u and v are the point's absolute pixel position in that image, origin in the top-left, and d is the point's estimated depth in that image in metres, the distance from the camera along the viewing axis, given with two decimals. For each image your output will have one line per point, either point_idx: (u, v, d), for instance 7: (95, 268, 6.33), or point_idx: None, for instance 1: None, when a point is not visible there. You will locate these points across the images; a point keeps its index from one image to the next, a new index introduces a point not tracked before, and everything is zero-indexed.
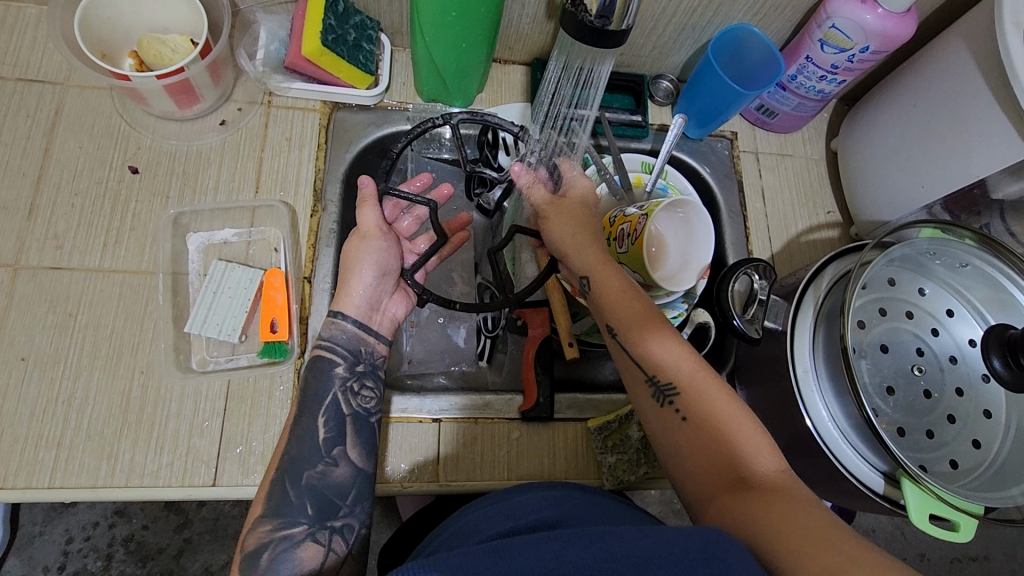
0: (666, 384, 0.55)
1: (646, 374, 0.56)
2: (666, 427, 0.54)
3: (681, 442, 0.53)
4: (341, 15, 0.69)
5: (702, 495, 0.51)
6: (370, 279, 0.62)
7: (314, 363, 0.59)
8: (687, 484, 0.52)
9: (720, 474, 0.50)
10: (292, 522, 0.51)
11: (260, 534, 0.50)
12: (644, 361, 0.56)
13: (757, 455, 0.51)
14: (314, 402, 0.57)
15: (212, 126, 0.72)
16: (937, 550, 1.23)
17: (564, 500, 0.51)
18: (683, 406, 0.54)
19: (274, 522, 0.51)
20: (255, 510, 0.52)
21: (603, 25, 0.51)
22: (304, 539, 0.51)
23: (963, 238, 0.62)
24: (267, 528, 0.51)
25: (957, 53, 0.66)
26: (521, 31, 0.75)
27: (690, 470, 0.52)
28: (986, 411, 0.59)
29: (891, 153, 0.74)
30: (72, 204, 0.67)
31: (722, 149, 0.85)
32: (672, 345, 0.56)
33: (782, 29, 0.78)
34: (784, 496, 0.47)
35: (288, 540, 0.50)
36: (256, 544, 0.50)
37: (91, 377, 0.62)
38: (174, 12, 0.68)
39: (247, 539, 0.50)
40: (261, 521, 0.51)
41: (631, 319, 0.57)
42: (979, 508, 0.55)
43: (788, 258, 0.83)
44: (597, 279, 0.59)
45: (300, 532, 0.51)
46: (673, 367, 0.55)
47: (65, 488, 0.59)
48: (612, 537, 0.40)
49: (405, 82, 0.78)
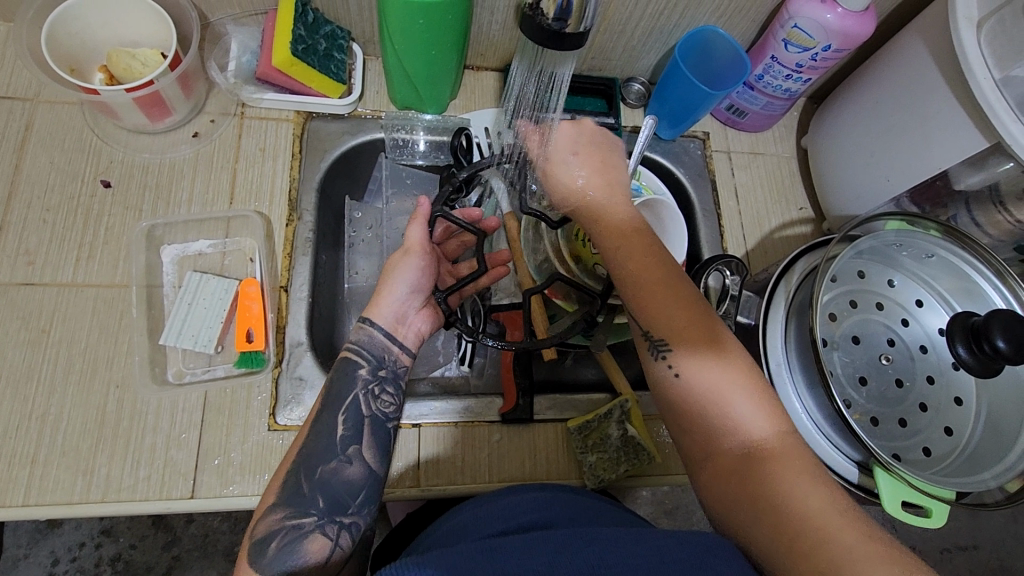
0: (658, 339, 0.54)
1: (642, 330, 0.55)
2: (659, 384, 0.54)
3: (674, 396, 0.53)
4: (311, 25, 0.69)
5: (693, 453, 0.53)
6: (403, 294, 0.61)
7: (341, 362, 0.59)
8: (678, 438, 0.54)
9: (710, 431, 0.51)
10: (303, 512, 0.51)
11: (270, 522, 0.50)
12: (639, 314, 0.56)
13: (755, 412, 0.50)
14: (336, 398, 0.57)
15: (185, 138, 0.73)
16: (928, 543, 1.23)
17: (554, 500, 0.52)
18: (675, 362, 0.53)
19: (285, 510, 0.51)
20: (269, 499, 0.51)
21: (561, 29, 0.51)
22: (312, 531, 0.50)
23: (929, 230, 0.63)
24: (278, 516, 0.50)
25: (916, 49, 0.68)
26: (492, 37, 0.76)
27: (679, 424, 0.53)
28: (956, 398, 0.59)
29: (859, 150, 0.76)
30: (44, 220, 0.67)
31: (695, 149, 0.87)
32: (669, 303, 0.55)
33: (746, 32, 0.79)
34: (777, 461, 0.48)
35: (297, 529, 0.50)
36: (267, 532, 0.50)
37: (66, 393, 0.61)
38: (145, 27, 0.68)
39: (258, 526, 0.50)
40: (274, 509, 0.51)
41: (630, 271, 0.56)
42: (950, 494, 0.55)
43: (763, 254, 0.84)
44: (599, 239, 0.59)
45: (311, 521, 0.51)
46: (666, 324, 0.54)
47: (39, 505, 0.58)
48: (604, 538, 0.40)
49: (378, 91, 0.79)
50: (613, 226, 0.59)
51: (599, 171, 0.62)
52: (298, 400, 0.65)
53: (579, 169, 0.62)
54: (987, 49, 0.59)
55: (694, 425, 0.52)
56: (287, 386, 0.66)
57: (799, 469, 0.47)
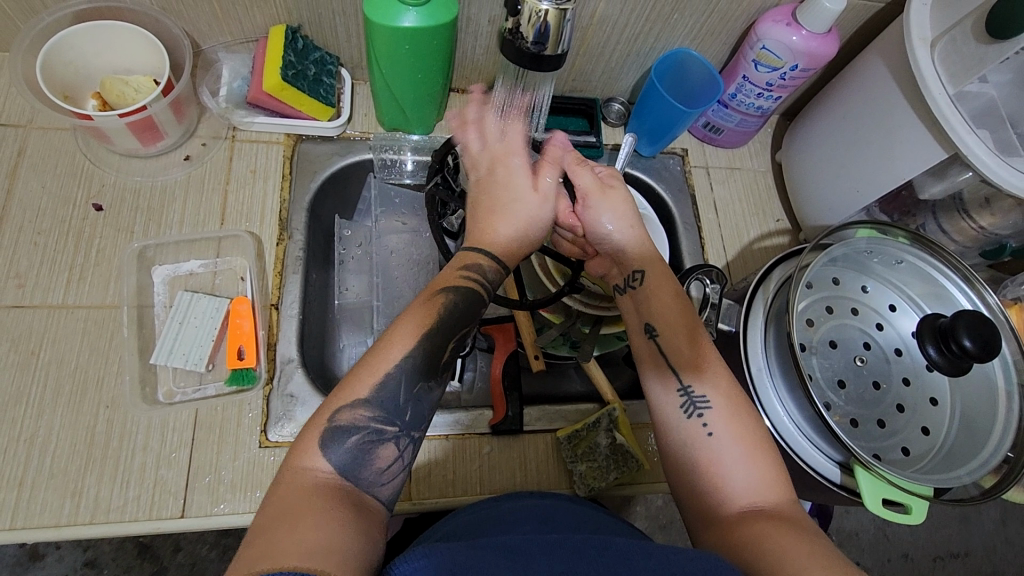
0: (699, 397, 0.54)
1: (680, 382, 0.55)
2: (689, 439, 0.53)
3: (702, 453, 0.52)
4: (301, 51, 0.72)
5: (701, 513, 0.51)
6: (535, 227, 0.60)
7: (455, 287, 0.55)
8: (687, 494, 0.53)
9: (725, 489, 0.50)
10: (388, 421, 0.49)
11: (357, 416, 0.48)
12: (680, 369, 0.56)
13: (766, 483, 0.50)
14: (452, 323, 0.54)
15: (176, 162, 0.74)
16: (921, 550, 1.24)
17: (555, 508, 0.55)
18: (712, 422, 0.53)
19: (376, 412, 0.49)
20: (358, 391, 0.49)
21: (540, 52, 0.53)
22: (391, 439, 0.49)
23: (896, 237, 0.66)
24: (364, 414, 0.48)
25: (877, 67, 0.72)
26: (476, 61, 0.79)
27: (692, 477, 0.52)
28: (931, 398, 0.61)
29: (830, 163, 0.79)
30: (35, 242, 0.67)
31: (674, 165, 0.90)
32: (710, 364, 0.56)
33: (719, 54, 0.83)
34: (784, 524, 0.47)
35: (380, 434, 0.48)
36: (349, 423, 0.48)
37: (55, 413, 0.62)
38: (138, 54, 0.70)
39: (340, 414, 0.48)
40: (362, 405, 0.48)
41: (674, 332, 0.57)
42: (928, 490, 0.57)
43: (742, 264, 0.87)
44: (647, 289, 0.59)
45: (391, 431, 0.49)
46: (709, 380, 0.55)
47: (26, 528, 0.57)
48: (618, 550, 0.41)
49: (366, 113, 0.81)
50: (662, 281, 0.59)
51: (642, 238, 0.61)
52: (289, 416, 0.66)
53: (622, 225, 0.60)
54: (941, 66, 0.63)
55: (711, 482, 0.51)
56: (278, 404, 0.66)
57: (806, 535, 0.46)
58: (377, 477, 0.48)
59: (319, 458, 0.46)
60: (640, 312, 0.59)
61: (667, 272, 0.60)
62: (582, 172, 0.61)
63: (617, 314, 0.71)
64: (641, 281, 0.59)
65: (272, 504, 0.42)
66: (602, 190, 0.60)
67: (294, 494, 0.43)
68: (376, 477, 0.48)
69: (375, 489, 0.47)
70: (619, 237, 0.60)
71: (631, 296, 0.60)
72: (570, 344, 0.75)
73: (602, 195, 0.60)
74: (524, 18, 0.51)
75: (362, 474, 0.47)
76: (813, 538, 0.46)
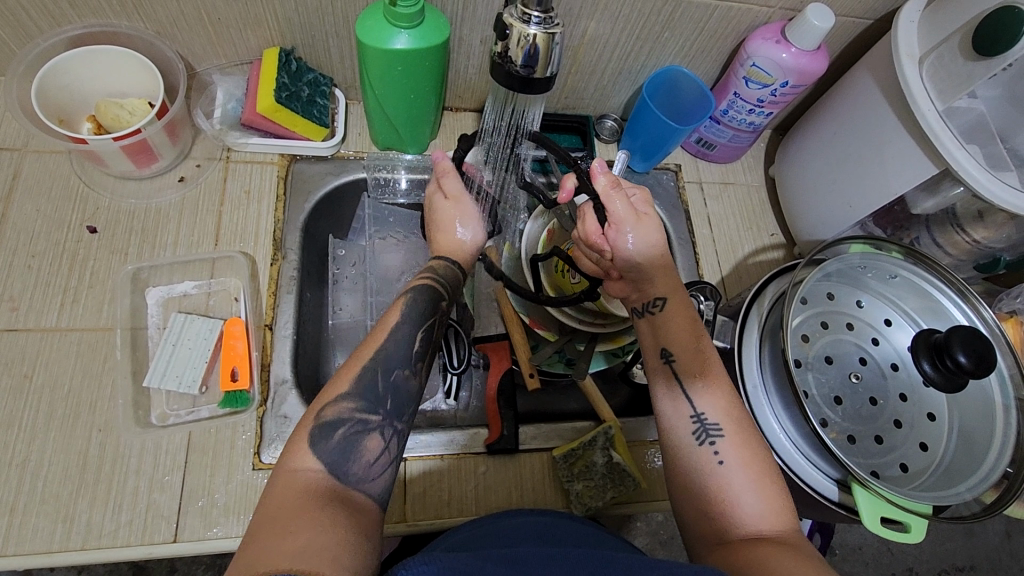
0: (712, 423, 0.54)
1: (693, 410, 0.55)
2: (699, 464, 0.53)
3: (710, 478, 0.52)
4: (295, 73, 0.72)
5: (709, 540, 0.50)
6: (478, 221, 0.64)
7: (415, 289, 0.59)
8: (692, 518, 0.52)
9: (733, 514, 0.50)
10: (371, 410, 0.51)
11: (340, 409, 0.50)
12: (695, 397, 0.55)
13: (773, 512, 0.50)
14: (415, 314, 0.57)
15: (171, 183, 0.74)
16: (926, 564, 1.23)
17: (558, 522, 0.55)
18: (723, 449, 0.53)
19: (355, 402, 0.51)
20: (341, 386, 0.51)
21: (529, 75, 0.53)
22: (374, 429, 0.50)
23: (891, 252, 0.66)
24: (348, 406, 0.50)
25: (866, 83, 0.72)
26: (469, 80, 0.80)
27: (699, 504, 0.52)
28: (929, 414, 0.61)
29: (822, 177, 0.79)
30: (29, 265, 0.68)
31: (668, 181, 0.90)
32: (724, 394, 0.55)
33: (710, 70, 0.83)
34: (794, 550, 0.46)
35: (363, 424, 0.50)
36: (336, 416, 0.49)
37: (47, 438, 0.61)
38: (133, 78, 0.71)
39: (326, 410, 0.49)
40: (345, 398, 0.50)
41: (689, 359, 0.57)
42: (927, 508, 0.56)
43: (737, 279, 0.87)
44: (667, 315, 0.59)
45: (376, 420, 0.51)
46: (723, 410, 0.54)
47: (17, 555, 0.57)
48: (616, 565, 0.40)
49: (360, 133, 0.82)
50: (681, 312, 0.59)
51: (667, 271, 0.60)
52: (283, 438, 0.65)
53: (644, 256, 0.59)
54: (929, 82, 0.64)
55: (720, 509, 0.51)
56: (272, 425, 0.66)
57: (814, 563, 0.46)
58: (366, 472, 0.48)
59: (310, 456, 0.47)
60: (657, 338, 0.59)
61: (686, 298, 0.60)
62: (620, 198, 0.59)
63: (611, 330, 0.72)
64: (662, 308, 0.59)
65: (266, 506, 0.42)
66: (635, 221, 0.59)
67: (288, 496, 0.43)
68: (365, 472, 0.48)
69: (365, 485, 0.48)
70: (641, 266, 0.60)
71: (648, 322, 0.59)
72: (565, 361, 0.75)
73: (637, 223, 0.59)
74: (513, 41, 0.51)
75: (350, 469, 0.47)
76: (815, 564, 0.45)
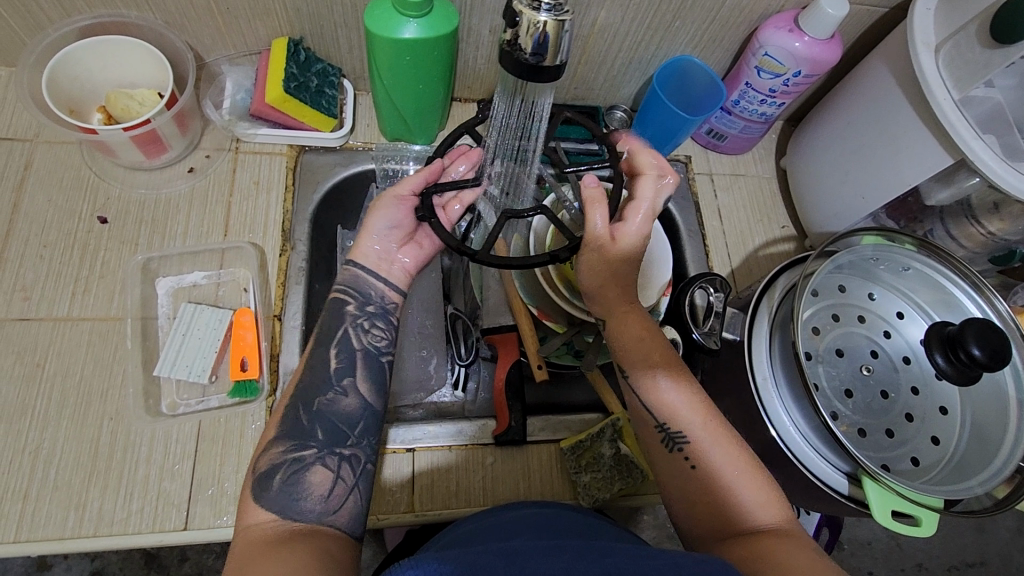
0: (676, 432, 0.55)
1: (656, 422, 0.56)
2: (678, 472, 0.54)
3: (691, 484, 0.53)
4: (303, 63, 0.72)
5: (708, 534, 0.51)
6: (384, 228, 0.61)
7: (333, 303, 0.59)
8: (687, 520, 0.54)
9: (723, 512, 0.51)
10: (303, 445, 0.51)
11: (273, 455, 0.51)
12: (655, 408, 0.56)
13: (764, 503, 0.51)
14: (329, 333, 0.57)
15: (181, 173, 0.75)
16: (935, 560, 1.22)
17: (562, 514, 0.55)
18: (695, 454, 0.54)
19: (287, 443, 0.51)
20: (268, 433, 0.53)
21: (539, 63, 0.53)
22: (314, 463, 0.51)
23: (904, 244, 0.64)
24: (280, 450, 0.51)
25: (881, 72, 0.71)
26: (478, 71, 0.79)
27: (691, 508, 0.53)
28: (941, 408, 0.61)
29: (834, 169, 0.78)
30: (41, 255, 0.68)
31: (678, 172, 0.89)
32: (685, 398, 0.56)
33: (721, 60, 0.82)
34: (786, 541, 0.48)
35: (299, 462, 0.50)
36: (270, 465, 0.50)
37: (60, 426, 0.62)
38: (143, 69, 0.71)
39: (259, 463, 0.51)
40: (275, 443, 0.51)
41: (645, 369, 0.57)
42: (939, 502, 0.56)
43: (747, 272, 0.86)
44: (614, 329, 0.59)
45: (310, 454, 0.51)
46: (684, 416, 0.55)
47: (31, 541, 0.58)
48: (621, 554, 0.41)
49: (369, 124, 0.82)
50: (627, 328, 0.59)
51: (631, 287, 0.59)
52: None
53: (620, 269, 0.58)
54: (945, 71, 0.63)
55: (712, 508, 0.52)
56: None
57: (803, 544, 0.47)
58: (324, 505, 0.49)
59: (260, 508, 0.48)
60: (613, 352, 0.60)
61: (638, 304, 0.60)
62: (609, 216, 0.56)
63: None
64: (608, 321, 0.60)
65: (228, 564, 0.43)
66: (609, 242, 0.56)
67: (248, 547, 0.44)
68: (322, 505, 0.49)
69: (329, 517, 0.49)
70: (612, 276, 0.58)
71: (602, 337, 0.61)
72: (574, 353, 0.75)
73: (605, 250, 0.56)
74: (522, 30, 0.51)
75: (304, 507, 0.49)
76: (814, 552, 0.47)
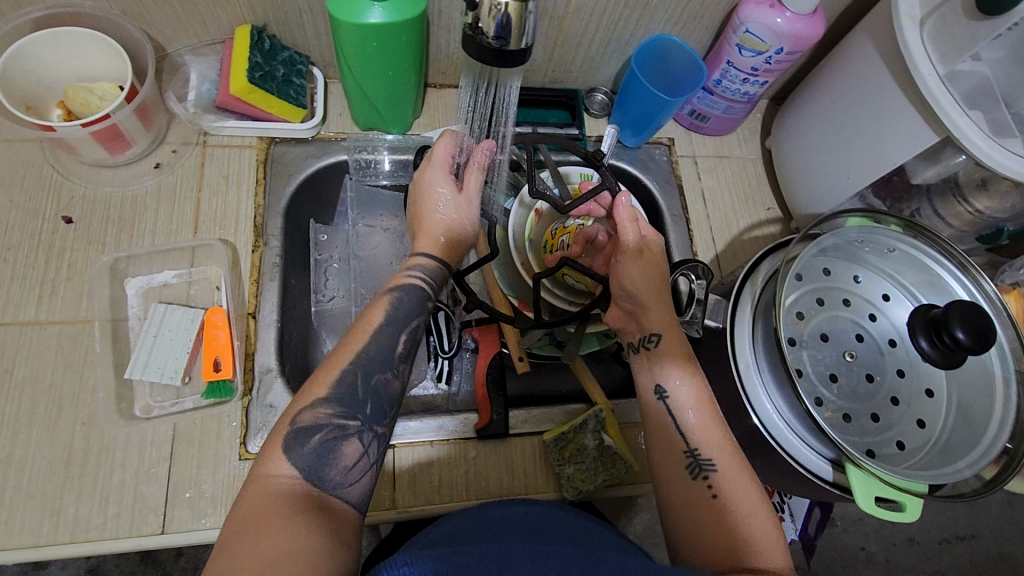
0: (705, 460, 0.54)
1: (687, 446, 0.55)
2: (693, 496, 0.53)
3: (704, 513, 0.52)
4: (268, 52, 0.70)
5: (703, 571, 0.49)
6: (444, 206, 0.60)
7: (400, 287, 0.57)
8: (684, 548, 0.52)
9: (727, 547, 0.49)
10: (350, 413, 0.50)
11: (318, 414, 0.49)
12: (688, 433, 0.55)
13: (771, 550, 0.49)
14: (400, 318, 0.55)
15: (147, 170, 0.73)
16: (926, 534, 1.22)
17: (543, 513, 0.54)
18: (718, 485, 0.52)
19: (335, 407, 0.50)
20: (318, 392, 0.50)
21: (503, 47, 0.50)
22: (353, 435, 0.50)
23: (889, 225, 0.64)
24: (326, 411, 0.49)
25: (865, 46, 0.69)
26: (450, 55, 0.77)
27: (696, 537, 0.51)
28: (927, 390, 0.59)
29: (818, 149, 0.77)
30: (5, 258, 0.66)
31: (660, 155, 0.87)
32: (718, 429, 0.55)
33: (703, 38, 0.80)
34: None
35: (341, 429, 0.49)
36: (312, 422, 0.48)
37: (31, 433, 0.61)
38: (100, 60, 0.68)
39: (302, 415, 0.49)
40: (323, 403, 0.49)
41: (687, 395, 0.57)
42: (922, 487, 0.55)
43: (732, 256, 0.84)
44: (665, 347, 0.59)
45: (354, 426, 0.50)
46: (713, 445, 0.54)
47: (5, 550, 0.57)
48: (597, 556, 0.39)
49: (340, 113, 0.79)
50: (669, 356, 0.58)
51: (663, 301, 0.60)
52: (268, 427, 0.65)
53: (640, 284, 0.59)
54: (930, 44, 0.60)
55: (716, 540, 0.50)
56: (258, 414, 0.65)
57: None
58: (343, 477, 0.48)
59: (284, 462, 0.46)
60: (652, 374, 0.58)
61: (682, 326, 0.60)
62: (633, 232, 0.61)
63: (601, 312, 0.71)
64: (660, 337, 0.59)
65: (236, 515, 0.42)
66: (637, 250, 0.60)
67: (258, 501, 0.43)
68: (341, 476, 0.48)
69: (341, 490, 0.47)
70: (638, 291, 0.59)
71: (644, 357, 0.60)
72: (556, 343, 0.74)
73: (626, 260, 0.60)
74: (484, 12, 0.48)
75: (327, 474, 0.47)
76: None
